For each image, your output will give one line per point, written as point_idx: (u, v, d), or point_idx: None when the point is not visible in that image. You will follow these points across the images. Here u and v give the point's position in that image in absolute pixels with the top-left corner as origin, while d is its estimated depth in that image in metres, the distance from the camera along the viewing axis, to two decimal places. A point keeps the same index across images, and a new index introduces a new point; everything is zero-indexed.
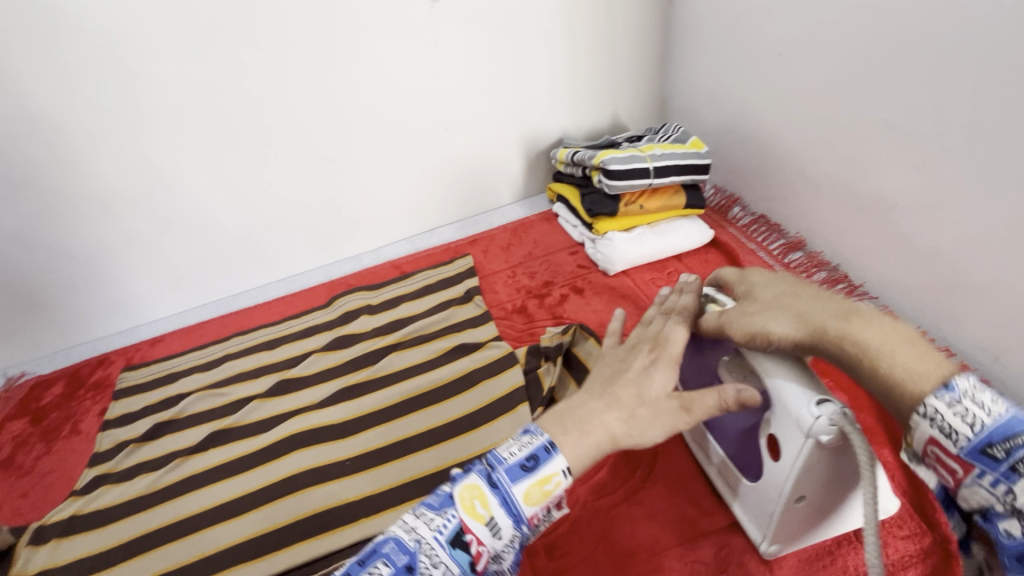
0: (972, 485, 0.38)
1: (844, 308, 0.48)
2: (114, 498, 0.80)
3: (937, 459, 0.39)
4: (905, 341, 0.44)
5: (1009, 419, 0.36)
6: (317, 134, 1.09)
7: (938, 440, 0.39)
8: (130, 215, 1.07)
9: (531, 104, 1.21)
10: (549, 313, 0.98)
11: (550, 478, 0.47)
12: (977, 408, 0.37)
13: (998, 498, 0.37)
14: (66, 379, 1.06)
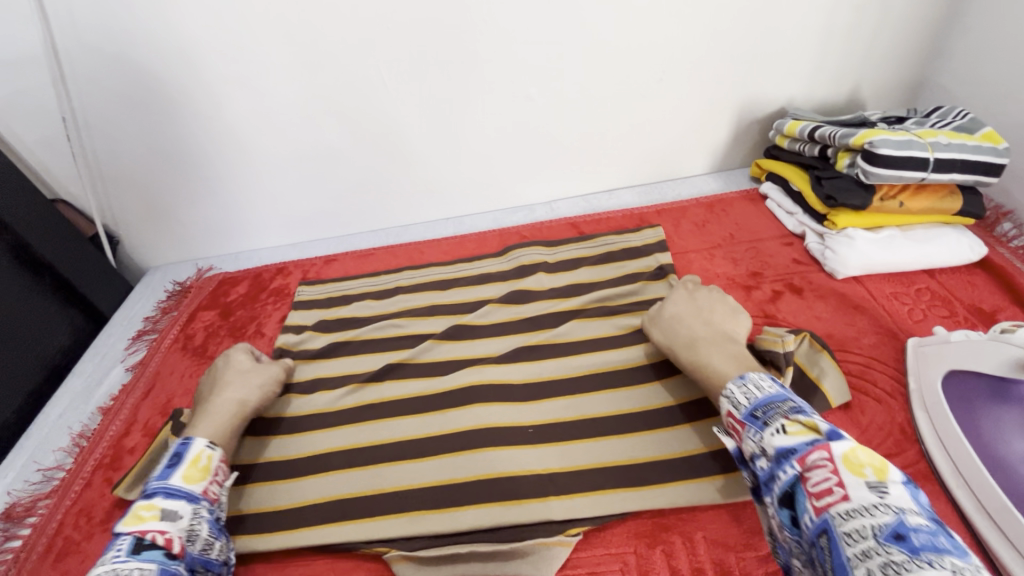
0: (747, 439, 0.54)
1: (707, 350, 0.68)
2: (295, 407, 0.80)
3: (734, 425, 0.57)
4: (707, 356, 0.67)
5: (774, 394, 0.55)
6: (526, 69, 1.00)
7: (732, 411, 0.57)
8: (327, 131, 1.05)
9: (765, 63, 1.03)
10: (759, 310, 0.85)
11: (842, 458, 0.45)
12: (756, 388, 0.57)
13: (757, 445, 0.52)
14: (249, 280, 1.11)
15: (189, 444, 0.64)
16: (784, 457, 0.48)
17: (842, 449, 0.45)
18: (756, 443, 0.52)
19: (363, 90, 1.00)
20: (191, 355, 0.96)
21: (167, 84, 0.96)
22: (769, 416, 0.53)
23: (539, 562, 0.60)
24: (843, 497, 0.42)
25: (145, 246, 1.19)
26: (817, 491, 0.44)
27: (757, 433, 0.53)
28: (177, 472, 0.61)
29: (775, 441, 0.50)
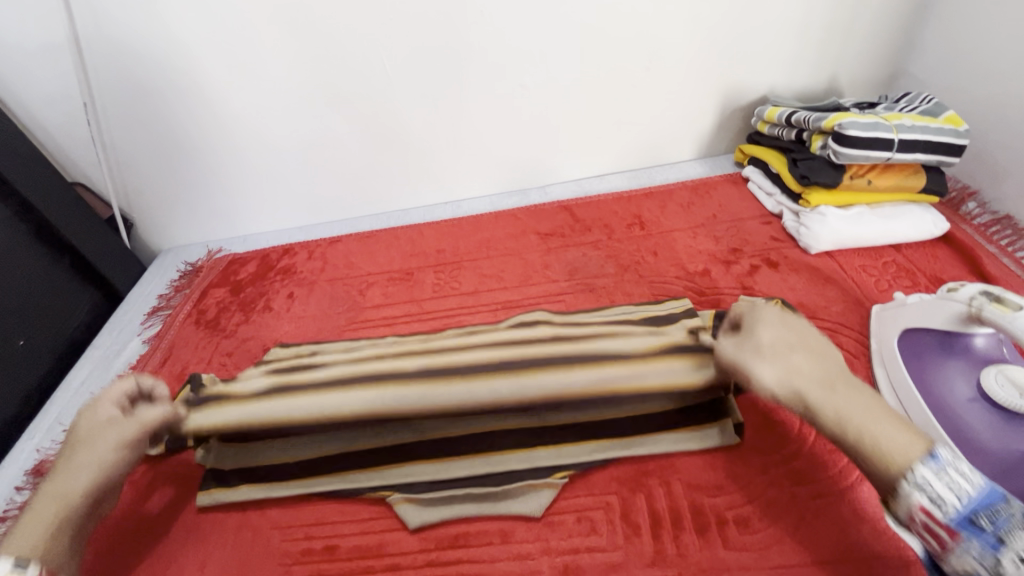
0: (960, 549, 0.47)
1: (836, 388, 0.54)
2: (250, 376, 0.73)
3: (925, 526, 0.48)
4: (877, 423, 0.52)
5: (986, 490, 0.47)
6: (521, 60, 1.05)
7: (927, 506, 0.48)
8: (331, 119, 1.10)
9: (747, 53, 1.09)
10: (737, 282, 0.91)
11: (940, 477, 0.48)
12: (960, 480, 0.47)
13: (984, 568, 0.46)
14: (258, 260, 1.16)
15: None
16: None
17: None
18: (979, 558, 0.46)
19: (365, 79, 1.05)
20: (204, 328, 1.02)
21: (181, 72, 1.01)
22: (1001, 527, 0.46)
23: (528, 501, 0.67)
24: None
25: (158, 229, 1.24)
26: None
27: (986, 548, 0.46)
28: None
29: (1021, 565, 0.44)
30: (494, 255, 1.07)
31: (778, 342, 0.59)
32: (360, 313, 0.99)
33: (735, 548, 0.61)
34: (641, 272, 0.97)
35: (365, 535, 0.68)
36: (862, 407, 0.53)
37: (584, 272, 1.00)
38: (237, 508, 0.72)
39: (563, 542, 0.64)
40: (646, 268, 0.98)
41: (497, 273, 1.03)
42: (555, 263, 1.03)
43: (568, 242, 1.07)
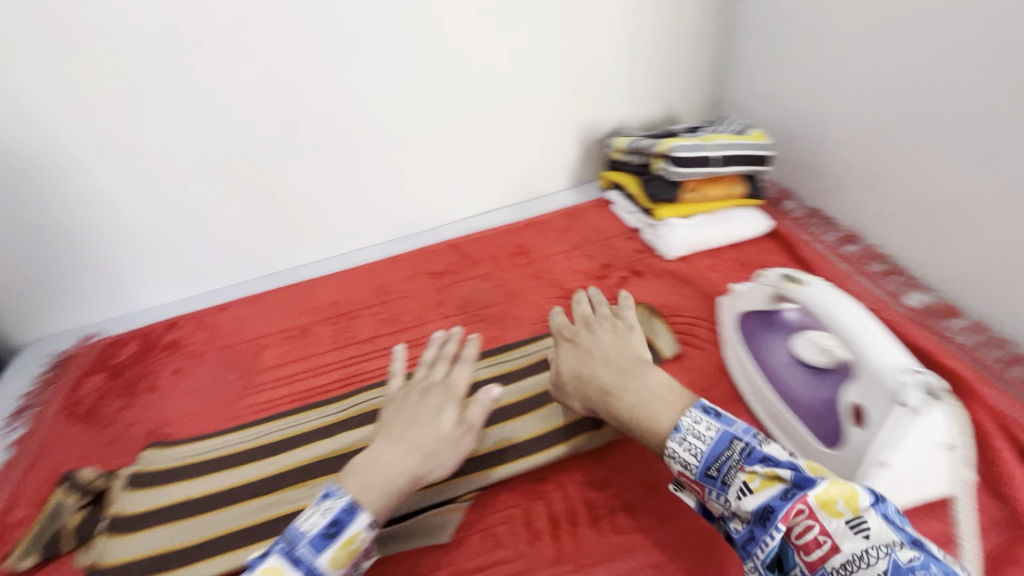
0: (712, 501, 0.53)
1: (624, 378, 0.65)
2: (194, 456, 0.83)
3: (691, 483, 0.55)
4: (662, 395, 0.61)
5: (720, 439, 0.54)
6: (392, 114, 1.13)
7: (684, 469, 0.55)
8: (208, 185, 1.10)
9: (593, 93, 1.24)
10: (610, 293, 1.01)
11: None
12: (697, 438, 0.55)
13: (724, 508, 0.52)
14: (139, 339, 1.11)
15: (352, 517, 0.57)
16: (765, 522, 0.47)
17: (814, 492, 0.46)
18: (726, 505, 0.51)
19: (240, 144, 1.08)
20: (80, 420, 0.95)
21: (45, 152, 1.00)
22: (725, 473, 0.52)
23: (434, 531, 0.69)
24: (834, 549, 0.43)
25: (17, 322, 1.14)
26: (804, 542, 0.45)
27: (719, 493, 0.52)
28: (328, 551, 0.55)
29: (745, 503, 0.49)
30: (390, 299, 1.10)
31: (576, 365, 0.72)
32: (256, 377, 0.97)
33: (626, 534, 0.66)
34: (528, 296, 1.05)
35: None
36: (652, 397, 0.62)
37: (477, 304, 1.06)
38: None
39: (471, 563, 0.66)
40: (532, 292, 1.06)
41: (394, 316, 1.06)
42: (449, 299, 1.08)
43: (459, 277, 1.13)
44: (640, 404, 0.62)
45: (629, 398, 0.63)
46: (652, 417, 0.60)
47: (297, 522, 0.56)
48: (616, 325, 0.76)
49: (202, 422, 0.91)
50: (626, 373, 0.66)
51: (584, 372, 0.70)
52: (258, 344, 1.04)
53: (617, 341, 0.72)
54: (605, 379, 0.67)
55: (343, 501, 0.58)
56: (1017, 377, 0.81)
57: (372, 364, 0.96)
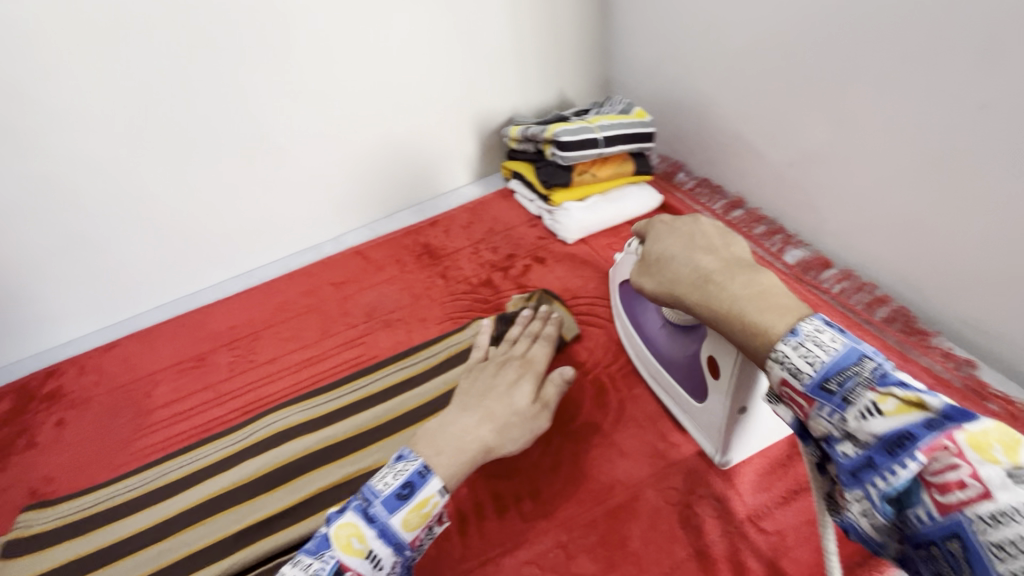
0: (817, 417, 0.45)
1: (732, 270, 0.56)
2: (75, 513, 0.77)
3: (792, 395, 0.47)
4: (773, 297, 0.51)
5: (847, 353, 0.43)
6: (269, 124, 1.07)
7: (790, 378, 0.46)
8: (71, 217, 1.01)
9: (482, 85, 1.23)
10: (514, 283, 1.01)
11: (427, 500, 0.56)
12: (818, 347, 0.44)
13: (835, 426, 0.43)
14: (14, 393, 1.01)
15: (426, 480, 0.57)
16: (895, 450, 0.39)
17: (970, 427, 0.36)
18: (834, 422, 0.43)
19: (99, 170, 0.99)
20: None
21: None
22: (848, 388, 0.42)
23: None
24: (985, 494, 0.34)
25: None
26: (941, 481, 0.36)
27: (835, 411, 0.43)
28: (400, 511, 0.54)
29: (871, 426, 0.40)
30: (293, 315, 1.05)
31: (675, 253, 0.62)
32: (148, 417, 0.91)
33: (533, 520, 0.67)
34: (433, 296, 1.04)
35: None
36: (750, 286, 0.53)
37: (382, 310, 1.03)
38: None
39: None
40: (437, 291, 1.05)
41: (297, 334, 1.01)
42: (353, 308, 1.05)
43: (364, 284, 1.10)
44: (755, 295, 0.52)
45: (745, 288, 0.53)
46: (756, 319, 0.50)
47: (375, 484, 0.56)
48: (706, 226, 0.63)
49: (89, 474, 0.84)
50: (742, 274, 0.55)
51: (677, 258, 0.62)
52: (149, 382, 0.97)
53: (718, 232, 0.62)
54: (714, 269, 0.58)
55: (415, 467, 0.57)
56: (883, 317, 0.89)
57: (274, 386, 0.92)
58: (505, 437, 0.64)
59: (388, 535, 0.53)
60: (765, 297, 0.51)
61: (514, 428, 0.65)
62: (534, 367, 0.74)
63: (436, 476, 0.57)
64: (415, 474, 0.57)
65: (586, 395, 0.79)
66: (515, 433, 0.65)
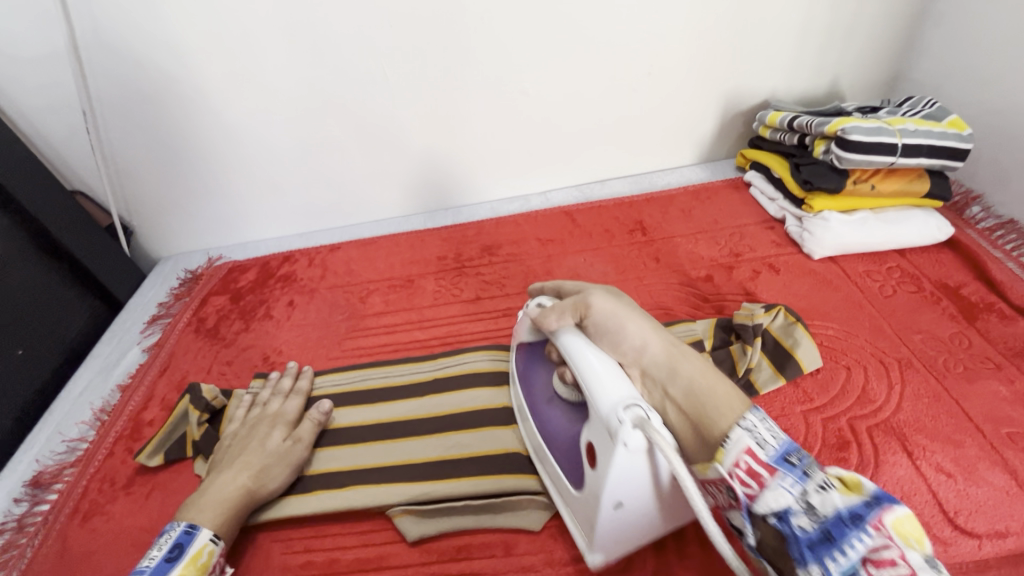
0: (776, 487, 0.45)
1: (683, 352, 0.59)
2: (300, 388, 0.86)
3: (749, 469, 0.47)
4: (716, 384, 0.55)
5: (786, 443, 0.48)
6: (520, 67, 1.05)
7: (756, 451, 0.47)
8: (331, 125, 1.09)
9: (749, 59, 1.09)
10: (740, 287, 0.90)
11: (201, 551, 0.61)
12: (768, 431, 0.49)
13: (796, 498, 0.44)
14: (257, 268, 1.16)
15: (194, 535, 0.61)
16: (848, 523, 0.41)
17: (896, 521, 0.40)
18: (795, 496, 0.45)
19: (366, 86, 1.05)
20: (204, 336, 1.01)
21: (177, 80, 1.01)
22: (806, 465, 0.46)
23: (530, 512, 0.67)
24: (912, 574, 0.38)
25: (157, 236, 1.24)
26: (877, 559, 0.40)
27: (795, 483, 0.45)
28: (175, 569, 0.58)
29: (829, 499, 0.43)
30: (497, 261, 1.06)
31: (615, 316, 0.61)
32: (361, 321, 0.99)
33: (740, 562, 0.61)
34: (642, 278, 0.96)
35: (365, 548, 0.68)
36: (701, 376, 0.57)
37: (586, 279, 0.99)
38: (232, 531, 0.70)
39: (567, 554, 0.64)
40: (648, 274, 0.96)
41: (498, 280, 1.02)
42: (556, 270, 1.02)
43: (569, 248, 1.06)
44: (699, 377, 0.56)
45: (695, 369, 0.58)
46: (707, 400, 0.54)
47: (140, 562, 0.58)
48: (625, 302, 0.63)
49: (310, 356, 0.94)
50: (679, 350, 0.60)
51: (623, 335, 0.60)
52: (364, 289, 1.05)
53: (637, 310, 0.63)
54: (654, 353, 0.59)
55: (180, 529, 0.61)
56: None
57: (473, 327, 0.94)
58: (264, 479, 0.69)
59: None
60: (714, 380, 0.56)
61: (273, 465, 0.70)
62: (285, 416, 0.77)
63: (204, 528, 0.62)
64: (185, 533, 0.61)
65: (825, 441, 0.67)
66: (275, 471, 0.70)
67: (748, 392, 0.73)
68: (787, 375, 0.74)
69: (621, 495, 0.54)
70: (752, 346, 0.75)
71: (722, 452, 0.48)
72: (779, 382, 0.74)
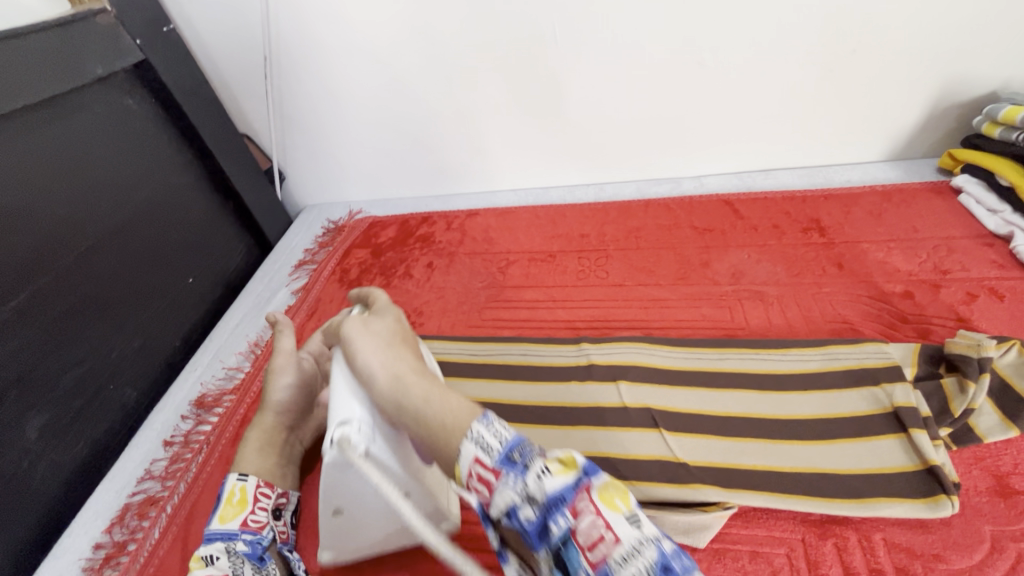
0: (502, 490, 0.38)
1: (426, 373, 0.48)
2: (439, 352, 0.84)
3: (480, 480, 0.39)
4: (445, 397, 0.45)
5: (511, 435, 0.40)
6: (706, 35, 0.94)
7: (478, 458, 0.39)
8: (489, 87, 1.06)
9: (989, 40, 0.90)
10: (949, 311, 0.77)
11: (235, 491, 0.61)
12: (492, 431, 0.40)
13: (515, 494, 0.37)
14: (397, 226, 1.17)
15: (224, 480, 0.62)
16: (552, 507, 0.36)
17: (598, 482, 0.37)
18: (519, 491, 0.37)
19: (533, 46, 0.99)
20: (347, 287, 1.03)
21: (348, 31, 1.01)
22: (528, 457, 0.38)
23: (690, 530, 0.58)
24: (615, 539, 0.34)
25: (307, 184, 1.29)
26: (592, 545, 0.35)
27: (515, 479, 0.38)
28: (216, 513, 0.58)
29: (542, 485, 0.37)
30: (646, 246, 0.98)
31: (356, 341, 0.51)
32: (501, 292, 0.96)
33: None
34: (821, 285, 0.85)
35: None
36: (427, 400, 0.45)
37: (751, 277, 0.88)
38: None
39: None
40: (828, 281, 0.85)
41: (648, 267, 0.94)
42: (716, 263, 0.92)
43: (730, 241, 0.96)
44: (422, 401, 0.45)
45: (421, 391, 0.46)
46: (432, 424, 0.44)
47: None
48: (382, 325, 0.53)
49: (449, 321, 0.93)
50: (409, 378, 0.47)
51: (358, 355, 0.49)
52: (503, 260, 1.03)
53: (383, 327, 0.53)
54: (381, 380, 0.48)
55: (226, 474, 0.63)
56: None
57: (621, 313, 0.88)
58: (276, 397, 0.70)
59: (206, 540, 0.56)
60: (443, 397, 0.45)
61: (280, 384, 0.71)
62: None
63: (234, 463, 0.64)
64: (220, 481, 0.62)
65: None
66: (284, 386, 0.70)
67: (967, 440, 0.62)
68: (1021, 424, 0.61)
69: (339, 503, 0.54)
70: (978, 384, 0.62)
71: (458, 470, 0.40)
72: (1010, 432, 0.61)
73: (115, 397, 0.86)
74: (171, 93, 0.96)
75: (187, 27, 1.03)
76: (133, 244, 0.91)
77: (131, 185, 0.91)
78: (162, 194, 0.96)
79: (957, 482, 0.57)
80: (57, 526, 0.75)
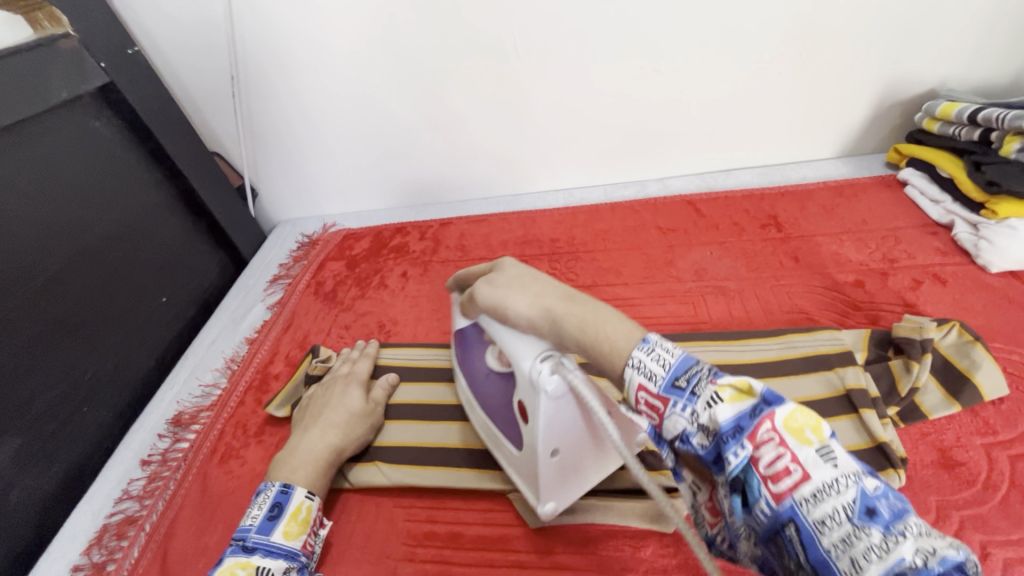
0: (673, 415, 0.40)
1: (577, 297, 0.48)
2: (416, 360, 0.86)
3: (649, 404, 0.42)
4: (605, 318, 0.46)
5: (685, 357, 0.41)
6: (660, 43, 0.98)
7: (644, 384, 0.41)
8: (456, 99, 1.08)
9: (923, 42, 0.96)
10: (897, 297, 0.81)
11: (299, 508, 0.61)
12: (660, 354, 0.42)
13: (688, 422, 0.40)
14: (371, 237, 1.18)
15: (290, 495, 0.62)
16: (731, 436, 0.37)
17: (782, 412, 0.36)
18: (690, 417, 0.40)
19: (496, 58, 1.02)
20: (323, 300, 1.05)
21: (314, 48, 1.03)
22: (697, 383, 0.40)
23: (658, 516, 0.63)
24: (805, 476, 0.34)
25: (281, 200, 1.30)
26: (772, 472, 0.35)
27: (687, 407, 0.40)
28: (278, 527, 0.58)
29: (715, 414, 0.38)
30: (613, 248, 1.02)
31: (499, 298, 0.53)
32: None
33: None
34: (779, 277, 0.89)
35: (487, 527, 0.67)
36: (593, 325, 0.46)
37: (713, 273, 0.92)
38: (359, 493, 0.72)
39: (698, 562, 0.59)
40: (785, 273, 0.89)
41: (616, 267, 0.98)
42: (680, 261, 0.96)
43: (693, 240, 0.99)
44: (581, 328, 0.46)
45: (576, 318, 0.47)
46: (595, 341, 0.45)
47: (242, 522, 0.58)
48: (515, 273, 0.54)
49: (424, 328, 0.94)
50: (561, 311, 0.48)
51: (504, 307, 0.52)
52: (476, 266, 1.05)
53: (519, 273, 0.54)
54: (542, 323, 0.50)
55: (277, 489, 0.62)
56: None
57: None
58: (350, 436, 0.71)
59: (270, 551, 0.56)
60: (606, 316, 0.46)
61: (353, 421, 0.72)
62: (359, 376, 0.79)
63: (299, 487, 0.63)
64: (282, 493, 0.61)
65: (1015, 481, 0.59)
66: (359, 429, 0.72)
67: (914, 417, 0.65)
68: (963, 401, 0.65)
69: (556, 442, 0.55)
70: (920, 364, 0.66)
71: (624, 390, 0.44)
72: (953, 408, 0.65)
73: (90, 419, 0.85)
74: (139, 114, 0.96)
75: (153, 48, 1.04)
76: (105, 266, 0.91)
77: (100, 206, 0.91)
78: (133, 215, 0.97)
79: (905, 457, 0.61)
80: (33, 550, 0.74)
